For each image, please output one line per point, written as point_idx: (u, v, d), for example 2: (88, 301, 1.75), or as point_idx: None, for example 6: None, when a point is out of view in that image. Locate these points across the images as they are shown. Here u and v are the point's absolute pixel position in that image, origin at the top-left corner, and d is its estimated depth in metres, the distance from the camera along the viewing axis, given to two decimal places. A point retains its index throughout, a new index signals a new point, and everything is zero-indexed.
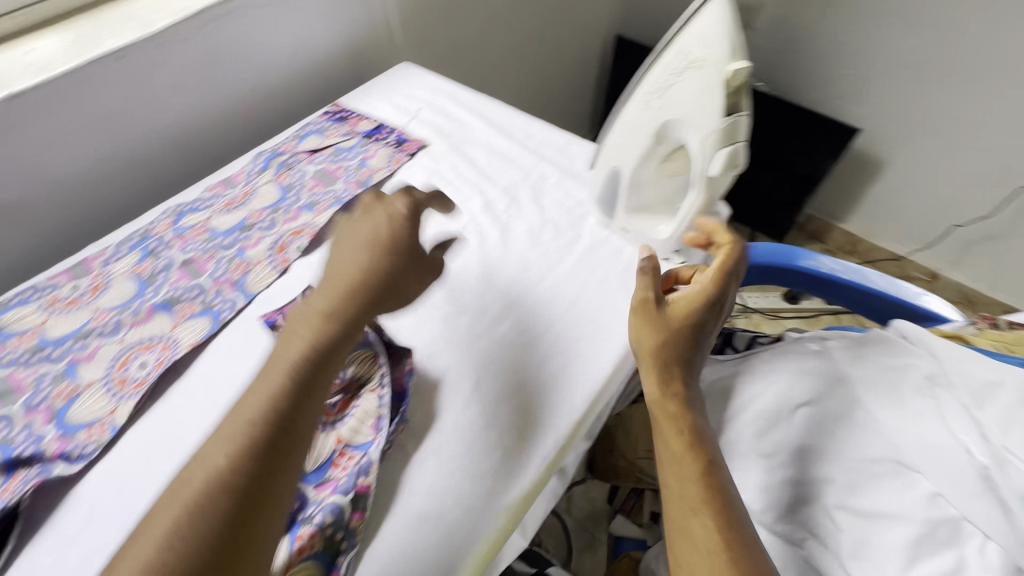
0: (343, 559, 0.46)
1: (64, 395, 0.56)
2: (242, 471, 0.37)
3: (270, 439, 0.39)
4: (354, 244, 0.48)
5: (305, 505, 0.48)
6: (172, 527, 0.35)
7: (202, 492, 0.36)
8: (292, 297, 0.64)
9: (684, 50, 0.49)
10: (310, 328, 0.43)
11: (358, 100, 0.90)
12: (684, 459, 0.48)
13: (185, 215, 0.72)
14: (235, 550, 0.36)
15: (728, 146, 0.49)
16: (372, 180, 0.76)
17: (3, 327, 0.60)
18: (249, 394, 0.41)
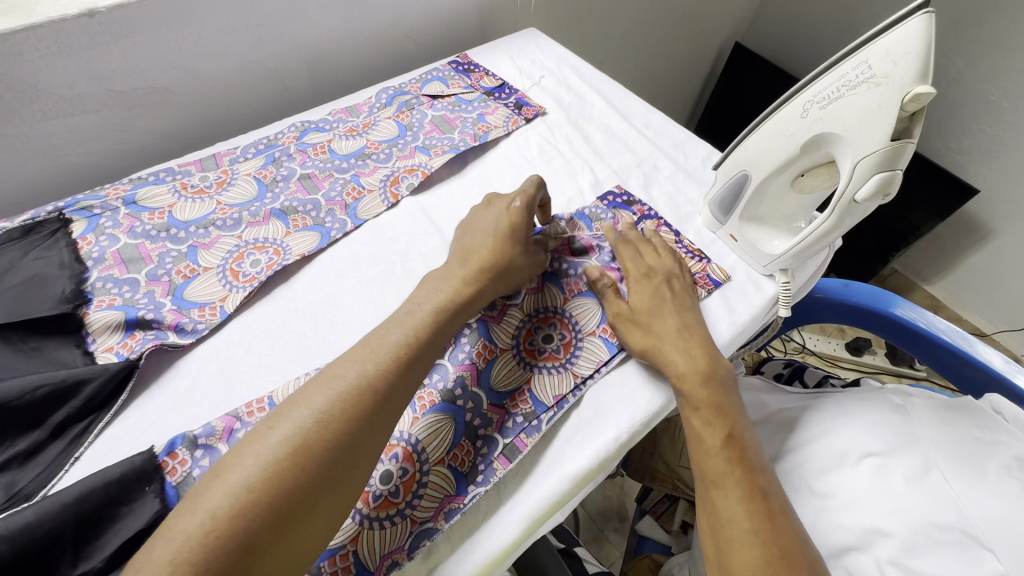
0: (473, 489, 0.50)
1: (183, 273, 0.60)
2: (377, 383, 0.43)
3: (401, 365, 0.45)
4: (494, 237, 0.58)
5: (480, 427, 0.53)
6: (324, 406, 0.41)
7: (361, 392, 0.42)
8: (398, 232, 0.66)
9: (866, 62, 0.47)
10: (452, 294, 0.52)
11: (483, 56, 0.90)
12: (716, 467, 0.49)
13: (310, 132, 0.75)
14: (355, 443, 0.41)
15: (886, 171, 0.48)
16: (488, 136, 0.77)
17: (138, 201, 0.65)
18: (399, 322, 0.49)
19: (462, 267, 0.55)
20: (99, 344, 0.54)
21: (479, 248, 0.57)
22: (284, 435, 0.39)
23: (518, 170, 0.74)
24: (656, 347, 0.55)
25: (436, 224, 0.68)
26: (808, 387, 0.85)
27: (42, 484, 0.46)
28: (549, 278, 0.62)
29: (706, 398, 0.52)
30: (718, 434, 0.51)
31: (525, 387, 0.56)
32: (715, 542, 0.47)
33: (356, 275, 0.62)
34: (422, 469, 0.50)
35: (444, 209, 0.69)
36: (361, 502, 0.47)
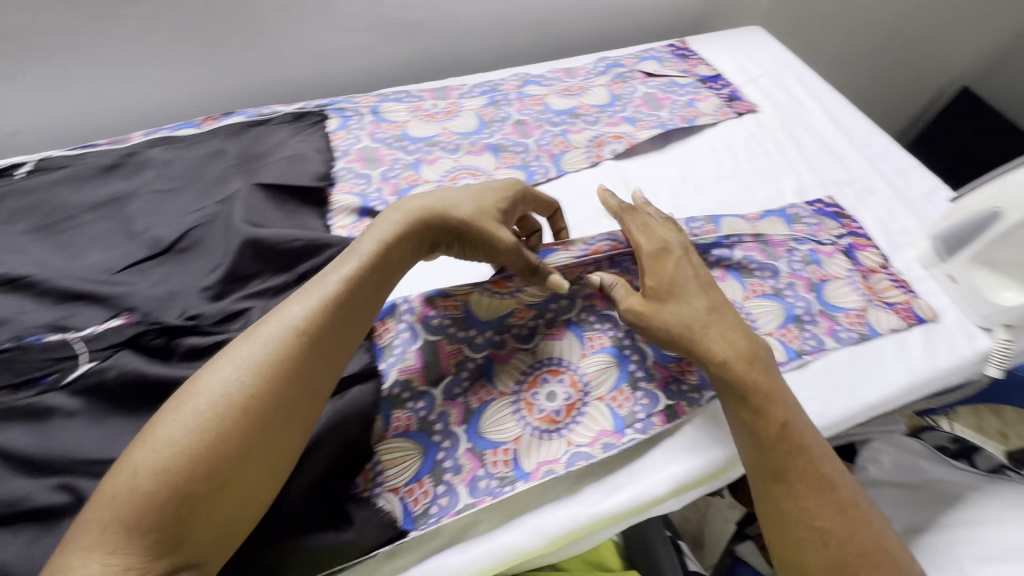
0: (630, 432, 0.51)
1: (408, 180, 0.68)
2: (305, 329, 0.42)
3: (336, 314, 0.44)
4: (472, 194, 0.53)
5: (641, 378, 0.54)
6: (248, 358, 0.40)
7: (292, 338, 0.41)
8: (595, 190, 0.69)
9: None
10: (385, 234, 0.48)
11: (702, 44, 0.90)
12: (777, 458, 0.46)
13: (529, 84, 0.80)
14: (285, 389, 0.40)
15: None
16: (697, 120, 0.77)
17: (382, 112, 0.75)
18: (337, 266, 0.46)
19: (428, 207, 0.50)
20: (337, 222, 0.63)
21: (457, 199, 0.52)
22: (208, 393, 0.38)
23: (720, 160, 0.74)
24: (700, 322, 0.51)
25: (632, 192, 0.70)
26: (977, 469, 0.75)
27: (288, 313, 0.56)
28: (732, 269, 0.62)
29: (755, 378, 0.49)
30: (778, 423, 0.47)
31: None
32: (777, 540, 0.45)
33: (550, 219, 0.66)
34: (583, 400, 0.53)
35: (642, 179, 0.71)
36: (526, 410, 0.52)
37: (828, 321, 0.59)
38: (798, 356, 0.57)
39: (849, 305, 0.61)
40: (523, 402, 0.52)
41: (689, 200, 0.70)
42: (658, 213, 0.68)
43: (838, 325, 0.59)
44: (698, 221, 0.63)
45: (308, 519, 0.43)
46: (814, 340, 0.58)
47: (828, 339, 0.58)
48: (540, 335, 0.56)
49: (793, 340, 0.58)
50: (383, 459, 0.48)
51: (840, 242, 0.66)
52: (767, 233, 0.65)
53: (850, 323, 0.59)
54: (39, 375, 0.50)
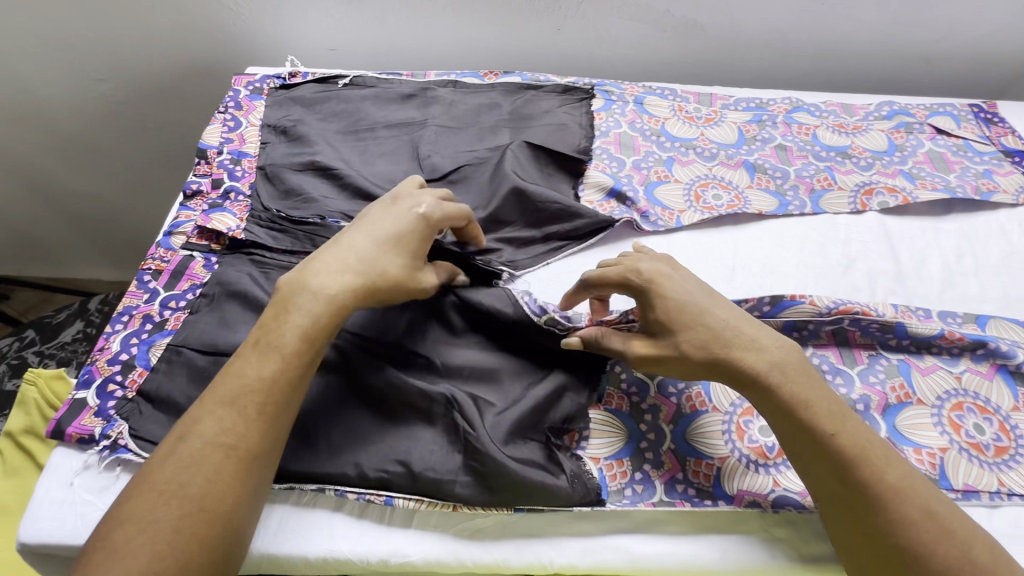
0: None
1: (658, 175, 0.69)
2: (235, 432, 0.39)
3: (263, 407, 0.40)
4: (377, 238, 0.46)
5: None
6: (170, 477, 0.37)
7: (216, 449, 0.38)
8: (852, 237, 0.64)
9: None
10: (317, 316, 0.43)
11: (1015, 112, 0.78)
12: (850, 493, 0.41)
13: (800, 111, 0.76)
14: (223, 499, 0.37)
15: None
16: (993, 196, 0.67)
17: (645, 104, 0.76)
18: (252, 354, 0.42)
19: (343, 271, 0.44)
20: (585, 195, 0.67)
21: (362, 254, 0.45)
22: (137, 518, 0.36)
23: (1012, 246, 0.64)
24: (725, 338, 0.45)
25: (896, 252, 0.63)
26: None
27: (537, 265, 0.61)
28: (1003, 371, 0.54)
29: (798, 389, 0.43)
30: (844, 453, 0.42)
31: (937, 452, 0.50)
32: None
33: (797, 253, 0.63)
34: None
35: (910, 241, 0.64)
36: (736, 436, 0.50)
37: None
38: None
39: None
40: (735, 426, 0.50)
41: (963, 280, 0.62)
42: (922, 284, 0.61)
43: None
44: (957, 317, 0.58)
45: (523, 454, 0.47)
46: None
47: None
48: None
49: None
50: (590, 428, 0.50)
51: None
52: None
53: None
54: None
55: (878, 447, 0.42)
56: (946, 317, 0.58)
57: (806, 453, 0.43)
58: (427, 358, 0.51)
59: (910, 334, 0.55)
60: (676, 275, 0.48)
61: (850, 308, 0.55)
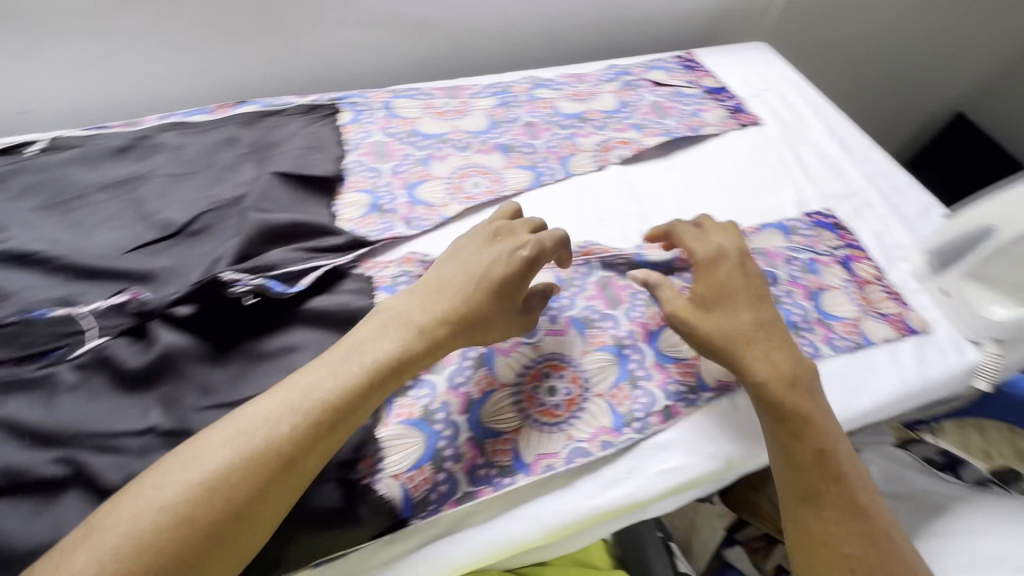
0: (626, 431, 0.52)
1: (417, 175, 0.69)
2: (297, 428, 0.40)
3: (259, 465, 0.39)
4: (475, 278, 0.49)
5: (641, 376, 0.55)
6: (121, 543, 0.35)
7: (279, 442, 0.39)
8: (599, 193, 0.70)
9: None
10: (328, 382, 0.43)
11: (708, 56, 0.92)
12: (818, 476, 0.47)
13: (539, 87, 0.82)
14: (250, 514, 0.38)
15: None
16: (702, 130, 0.79)
17: (394, 108, 0.76)
18: (422, 300, 0.49)
19: (422, 308, 0.48)
20: (343, 212, 0.64)
21: (450, 294, 0.49)
22: (181, 474, 0.38)
23: (723, 169, 0.75)
24: (722, 292, 0.54)
25: (637, 196, 0.71)
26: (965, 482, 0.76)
27: (305, 280, 0.55)
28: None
29: (796, 402, 0.49)
30: (823, 454, 0.48)
31: (692, 361, 0.57)
32: (783, 479, 0.49)
33: (556, 218, 0.67)
34: (583, 394, 0.54)
35: (646, 183, 0.72)
36: (527, 402, 0.52)
37: (825, 328, 0.61)
38: None
39: (845, 313, 0.62)
40: (524, 394, 0.53)
41: (692, 206, 0.71)
42: (661, 218, 0.69)
43: (836, 335, 0.60)
44: None
45: (309, 499, 0.44)
46: (810, 347, 0.59)
47: (824, 347, 0.59)
48: (542, 331, 0.57)
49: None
50: (384, 446, 0.47)
51: (837, 254, 0.68)
52: (762, 245, 0.67)
53: (847, 334, 0.60)
54: (43, 350, 0.49)
55: (846, 456, 0.49)
56: None
57: (779, 361, 0.51)
58: (186, 432, 0.47)
59: (652, 264, 0.63)
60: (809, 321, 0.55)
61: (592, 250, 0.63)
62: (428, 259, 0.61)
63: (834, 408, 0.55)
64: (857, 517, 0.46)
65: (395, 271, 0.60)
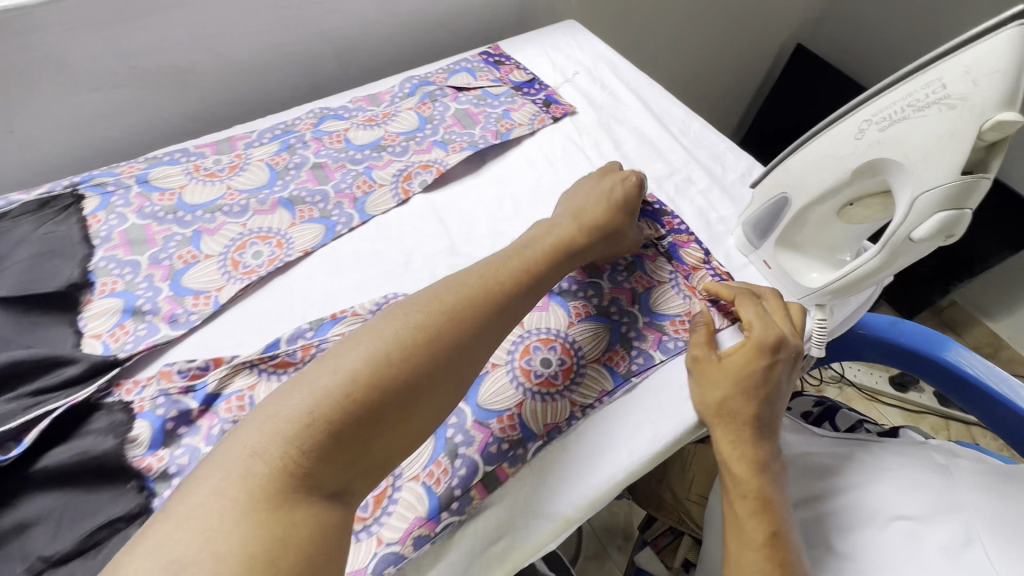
0: (445, 516, 0.46)
1: (184, 259, 0.59)
2: (403, 365, 0.40)
3: (354, 413, 0.37)
4: (597, 202, 0.59)
5: (460, 443, 0.50)
6: (230, 498, 0.33)
7: (377, 381, 0.38)
8: (405, 231, 0.63)
9: (940, 80, 0.40)
10: (376, 352, 0.40)
11: (516, 47, 0.86)
12: (736, 522, 0.48)
13: (327, 120, 0.73)
14: (371, 433, 0.38)
15: (957, 211, 0.41)
16: (511, 134, 0.72)
17: (151, 180, 0.65)
18: (494, 267, 0.49)
19: (571, 223, 0.57)
20: (91, 327, 0.54)
21: (592, 210, 0.58)
22: (306, 398, 0.37)
23: (538, 173, 0.70)
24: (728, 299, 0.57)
25: (446, 225, 0.64)
26: (839, 431, 0.77)
27: (31, 434, 0.45)
28: (555, 296, 0.59)
29: (773, 490, 0.49)
30: (771, 522, 0.47)
31: (514, 410, 0.52)
32: (726, 478, 0.50)
33: (356, 273, 0.60)
34: (395, 484, 0.48)
35: (456, 208, 0.66)
36: None
37: (654, 333, 0.58)
38: (625, 381, 0.54)
39: (673, 311, 0.59)
40: None
41: (507, 224, 0.65)
42: (474, 245, 0.63)
43: (663, 339, 0.57)
44: None
45: None
46: (641, 358, 0.56)
47: (655, 353, 0.56)
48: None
49: (620, 362, 0.56)
50: None
51: (662, 244, 0.63)
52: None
53: (675, 334, 0.57)
54: None
55: (781, 515, 0.48)
56: None
57: (734, 396, 0.50)
58: None
59: None
60: (786, 360, 0.52)
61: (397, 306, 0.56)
62: (195, 363, 0.52)
63: (662, 425, 0.52)
64: (770, 508, 0.48)
65: (155, 391, 0.50)
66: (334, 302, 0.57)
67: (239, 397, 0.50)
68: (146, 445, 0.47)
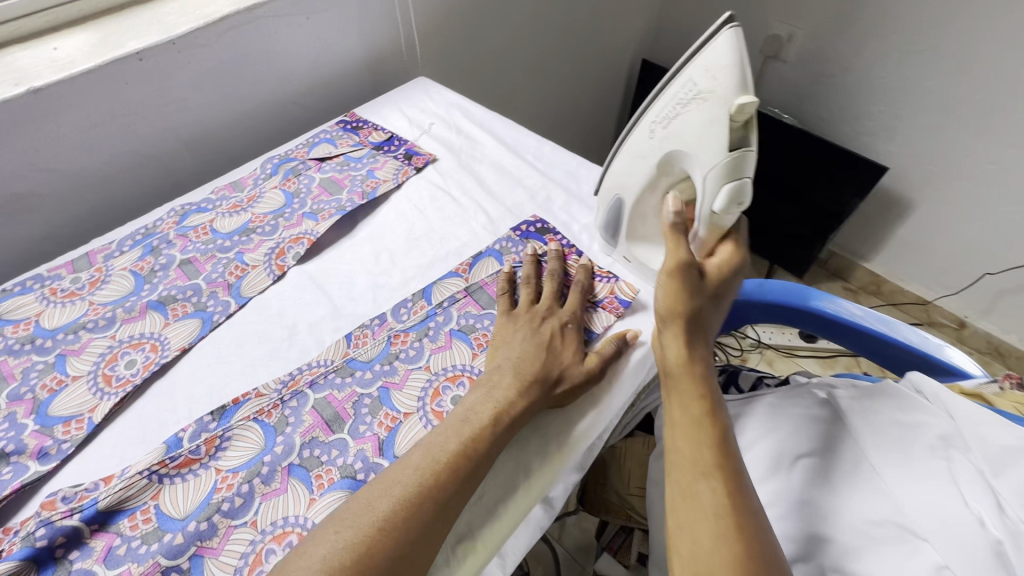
0: None
1: (49, 387, 0.56)
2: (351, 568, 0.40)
3: None
4: (533, 348, 0.56)
5: None
6: None
7: (353, 562, 0.40)
8: (285, 306, 0.64)
9: (692, 80, 0.48)
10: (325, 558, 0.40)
11: (372, 111, 0.90)
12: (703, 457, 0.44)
13: (191, 215, 0.73)
14: None
15: (738, 182, 0.47)
16: (377, 191, 0.75)
17: (1, 314, 0.61)
18: (450, 433, 0.48)
19: (514, 389, 0.52)
20: None
21: (533, 362, 0.54)
22: None
23: (409, 223, 0.73)
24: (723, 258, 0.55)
25: (326, 291, 0.66)
26: (744, 393, 0.84)
27: None
28: (455, 332, 0.61)
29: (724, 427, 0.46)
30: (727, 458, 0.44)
31: None
32: (684, 405, 0.47)
33: (240, 357, 0.59)
34: None
35: (334, 273, 0.68)
36: None
37: None
38: None
39: None
40: None
41: (387, 275, 0.67)
42: (356, 303, 0.65)
43: None
44: (408, 305, 0.64)
45: None
46: None
47: None
48: (255, 502, 0.49)
49: None
50: None
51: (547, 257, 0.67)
52: (479, 278, 0.66)
53: None
54: None
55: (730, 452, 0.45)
56: (398, 313, 0.63)
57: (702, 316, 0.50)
58: None
59: (367, 362, 0.58)
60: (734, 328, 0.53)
61: (299, 380, 0.57)
62: (80, 487, 0.49)
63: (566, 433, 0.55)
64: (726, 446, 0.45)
65: (31, 527, 0.46)
66: (221, 391, 0.57)
67: (144, 511, 0.48)
68: None
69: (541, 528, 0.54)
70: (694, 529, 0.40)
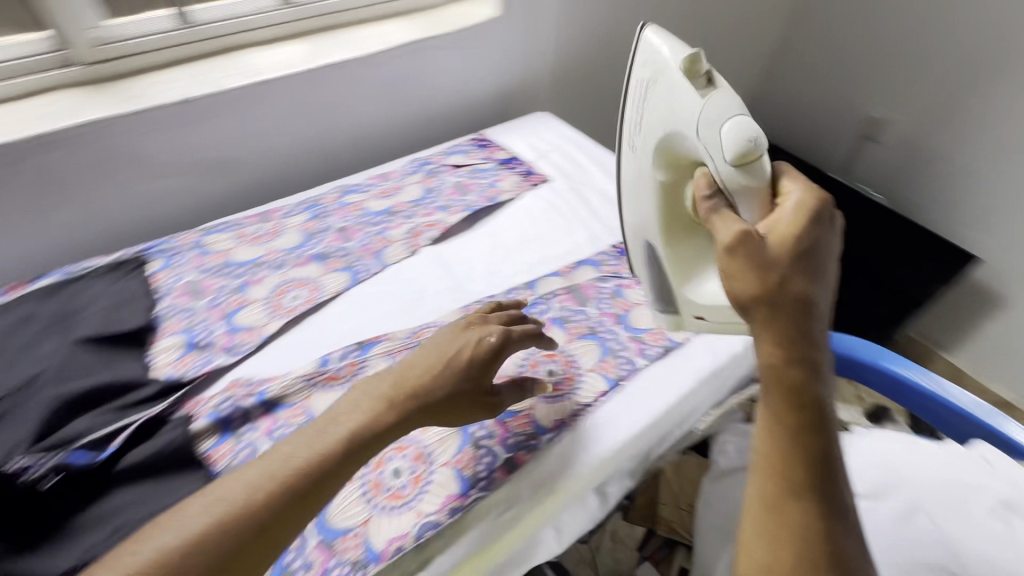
0: (472, 493, 0.55)
1: (235, 303, 0.71)
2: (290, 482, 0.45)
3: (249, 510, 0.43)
4: (437, 364, 0.54)
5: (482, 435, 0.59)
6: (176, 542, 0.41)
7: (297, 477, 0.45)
8: (416, 276, 0.77)
9: (642, 67, 0.59)
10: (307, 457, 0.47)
11: (500, 133, 1.05)
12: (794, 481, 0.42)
13: (348, 193, 0.89)
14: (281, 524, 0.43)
15: (738, 118, 0.51)
16: (499, 199, 0.89)
17: (206, 245, 0.78)
18: (360, 404, 0.50)
19: (396, 396, 0.51)
20: (160, 360, 0.64)
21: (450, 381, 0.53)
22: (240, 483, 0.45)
23: (523, 228, 0.85)
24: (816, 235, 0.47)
25: (450, 270, 0.78)
26: None
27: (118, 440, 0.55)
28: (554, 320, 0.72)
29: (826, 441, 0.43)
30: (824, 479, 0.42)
31: (528, 412, 0.62)
32: (776, 417, 0.43)
33: (378, 308, 0.72)
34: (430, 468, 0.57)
35: (457, 257, 0.80)
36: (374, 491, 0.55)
37: (636, 344, 0.70)
38: (617, 383, 0.65)
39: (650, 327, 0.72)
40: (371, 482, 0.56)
41: (501, 266, 0.79)
42: (473, 283, 0.77)
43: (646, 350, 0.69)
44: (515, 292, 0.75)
45: None
46: (626, 363, 0.67)
47: (638, 359, 0.68)
48: None
49: (611, 368, 0.67)
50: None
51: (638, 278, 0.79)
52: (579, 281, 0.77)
53: (654, 345, 0.70)
54: None
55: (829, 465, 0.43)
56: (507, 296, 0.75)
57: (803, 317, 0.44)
58: None
59: None
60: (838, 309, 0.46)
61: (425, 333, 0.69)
62: (256, 378, 0.62)
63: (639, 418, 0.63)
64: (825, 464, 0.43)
65: (220, 400, 0.60)
66: (361, 331, 0.69)
67: (298, 407, 0.60)
68: (215, 439, 0.58)
69: (595, 517, 0.66)
70: (778, 546, 0.41)
